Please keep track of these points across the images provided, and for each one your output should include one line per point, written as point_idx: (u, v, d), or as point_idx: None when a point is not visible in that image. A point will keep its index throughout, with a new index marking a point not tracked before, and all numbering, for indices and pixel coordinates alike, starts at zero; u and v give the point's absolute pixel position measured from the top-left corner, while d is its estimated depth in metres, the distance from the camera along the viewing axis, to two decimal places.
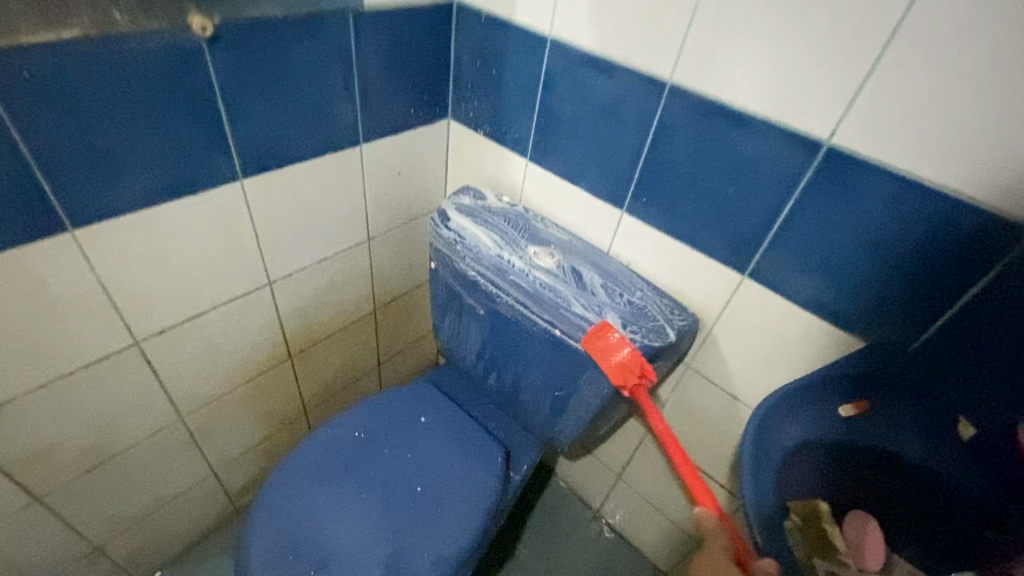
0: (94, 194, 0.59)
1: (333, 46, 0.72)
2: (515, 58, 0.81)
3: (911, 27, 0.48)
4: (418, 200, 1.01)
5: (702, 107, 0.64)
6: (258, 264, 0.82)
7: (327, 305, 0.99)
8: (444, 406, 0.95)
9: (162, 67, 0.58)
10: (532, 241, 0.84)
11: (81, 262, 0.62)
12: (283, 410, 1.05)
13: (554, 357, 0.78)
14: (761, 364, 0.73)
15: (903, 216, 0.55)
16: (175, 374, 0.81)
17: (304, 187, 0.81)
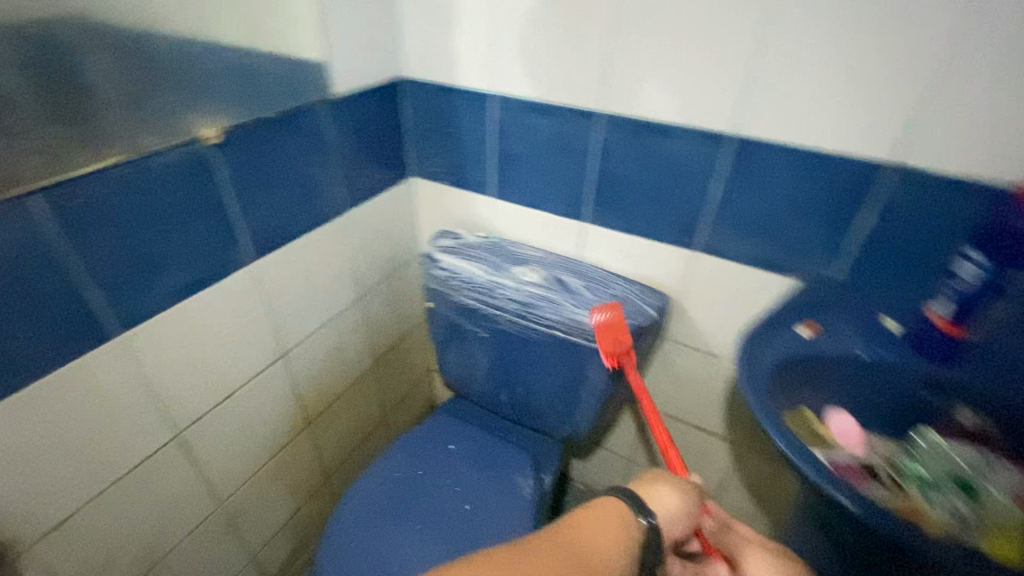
0: (136, 299, 0.65)
1: (312, 132, 0.82)
2: (465, 115, 0.93)
3: (771, 43, 0.66)
4: (398, 252, 1.10)
5: (633, 126, 0.80)
6: (271, 339, 0.87)
7: (335, 367, 1.04)
8: (467, 434, 1.04)
9: (185, 177, 0.66)
10: (514, 263, 0.96)
11: (126, 364, 0.67)
12: (308, 479, 1.07)
13: (559, 356, 0.90)
14: (727, 320, 0.89)
15: (802, 177, 0.72)
16: (210, 460, 0.84)
17: (302, 260, 0.88)
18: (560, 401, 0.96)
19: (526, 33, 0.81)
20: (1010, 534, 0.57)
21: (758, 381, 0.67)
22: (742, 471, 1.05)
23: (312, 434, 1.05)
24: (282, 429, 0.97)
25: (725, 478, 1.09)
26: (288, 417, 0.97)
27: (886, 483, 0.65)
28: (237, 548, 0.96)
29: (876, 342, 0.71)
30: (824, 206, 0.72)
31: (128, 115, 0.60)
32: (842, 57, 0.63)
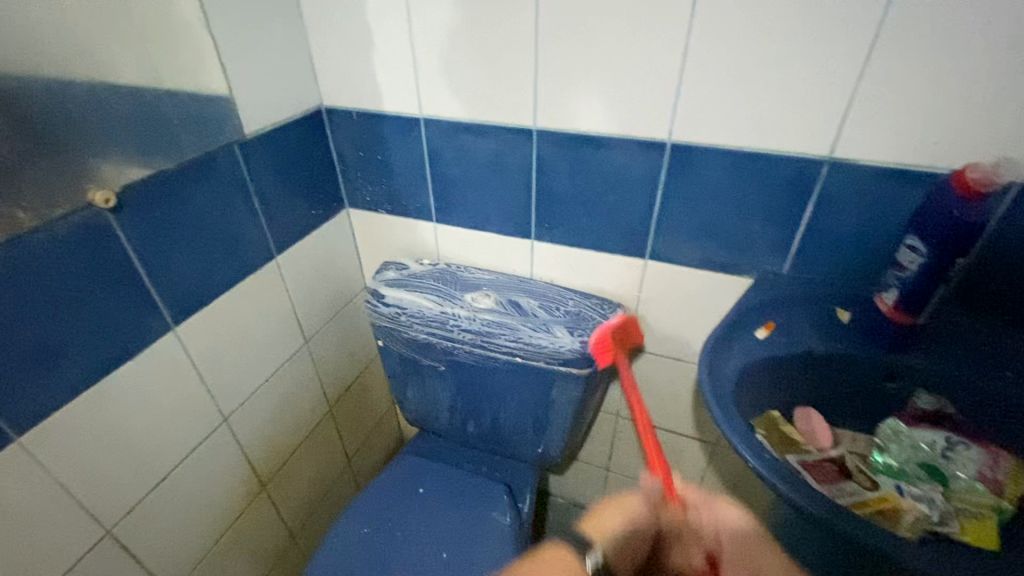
0: (35, 394, 0.57)
1: (227, 177, 0.75)
2: (395, 141, 0.88)
3: (697, 48, 0.64)
4: (340, 288, 1.04)
5: (570, 141, 0.77)
6: (208, 405, 0.80)
7: (285, 421, 0.97)
8: (437, 472, 0.98)
9: (78, 249, 0.58)
10: (465, 289, 0.91)
11: (34, 468, 0.59)
12: (271, 543, 1.00)
13: (523, 381, 0.86)
14: (686, 324, 0.87)
15: (743, 177, 0.71)
16: (154, 549, 0.76)
17: (233, 315, 0.81)
18: (526, 426, 0.93)
19: (448, 51, 0.76)
20: (980, 518, 0.57)
21: (724, 395, 0.65)
22: (717, 468, 1.05)
23: (268, 497, 0.96)
24: (234, 497, 0.89)
25: (702, 477, 1.09)
26: (238, 484, 0.89)
27: (860, 479, 0.64)
28: None
29: (831, 335, 0.71)
30: (767, 204, 0.71)
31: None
32: (772, 58, 0.62)
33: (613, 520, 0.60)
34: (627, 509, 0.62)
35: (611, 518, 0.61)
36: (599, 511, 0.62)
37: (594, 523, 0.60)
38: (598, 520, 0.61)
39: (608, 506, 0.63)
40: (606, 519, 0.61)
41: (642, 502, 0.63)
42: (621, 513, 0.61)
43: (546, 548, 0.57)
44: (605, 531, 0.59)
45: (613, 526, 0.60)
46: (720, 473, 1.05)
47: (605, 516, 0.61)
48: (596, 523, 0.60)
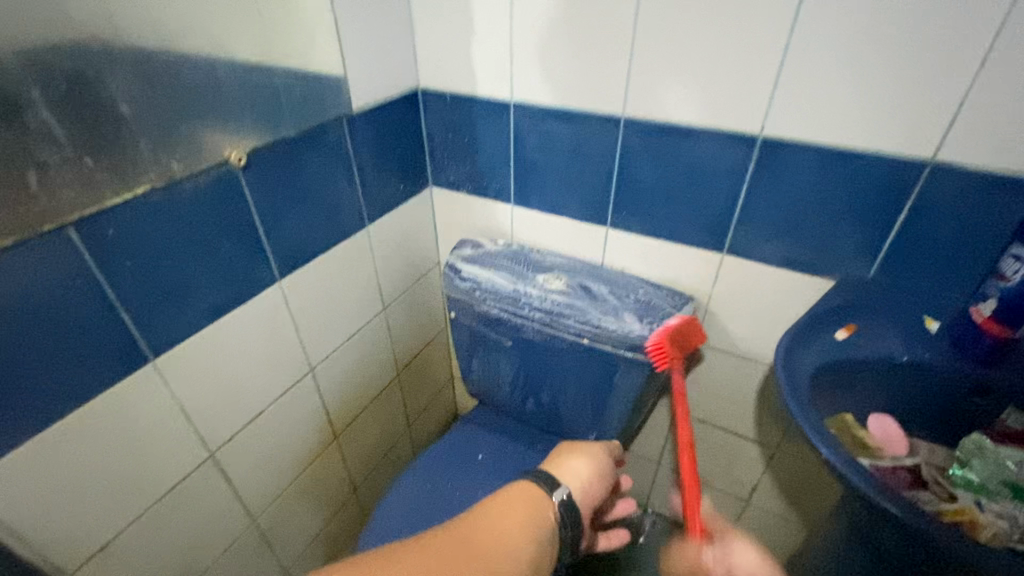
0: (170, 322, 0.66)
1: (334, 149, 0.82)
2: (483, 124, 0.93)
3: (799, 42, 0.64)
4: (418, 262, 1.10)
5: (656, 131, 0.79)
6: (299, 355, 0.88)
7: (360, 379, 1.04)
8: (494, 444, 1.03)
9: (212, 199, 0.66)
10: (537, 271, 0.95)
11: (162, 387, 0.67)
12: (337, 491, 1.08)
13: (587, 364, 0.89)
14: (757, 323, 0.87)
15: (835, 176, 0.70)
16: (244, 476, 0.85)
17: (327, 275, 0.88)
18: (584, 410, 0.96)
19: (545, 38, 0.79)
20: None
21: (800, 388, 0.65)
22: (773, 473, 1.04)
23: (338, 448, 1.04)
24: (310, 443, 0.97)
25: (757, 481, 1.08)
26: (315, 431, 0.97)
27: (936, 490, 0.65)
28: (270, 564, 0.96)
29: (917, 343, 0.70)
30: (858, 205, 0.70)
31: (156, 140, 0.60)
32: (877, 55, 0.61)
33: (581, 464, 0.71)
34: (593, 458, 0.73)
35: (577, 462, 0.71)
36: (567, 455, 0.72)
37: (565, 463, 0.70)
38: (567, 465, 0.70)
39: (574, 455, 0.72)
40: (572, 465, 0.70)
41: (602, 458, 0.73)
42: (586, 458, 0.72)
43: (522, 483, 0.65)
44: (573, 474, 0.69)
45: (580, 468, 0.70)
46: (775, 477, 1.04)
47: (574, 460, 0.71)
48: (562, 464, 0.71)
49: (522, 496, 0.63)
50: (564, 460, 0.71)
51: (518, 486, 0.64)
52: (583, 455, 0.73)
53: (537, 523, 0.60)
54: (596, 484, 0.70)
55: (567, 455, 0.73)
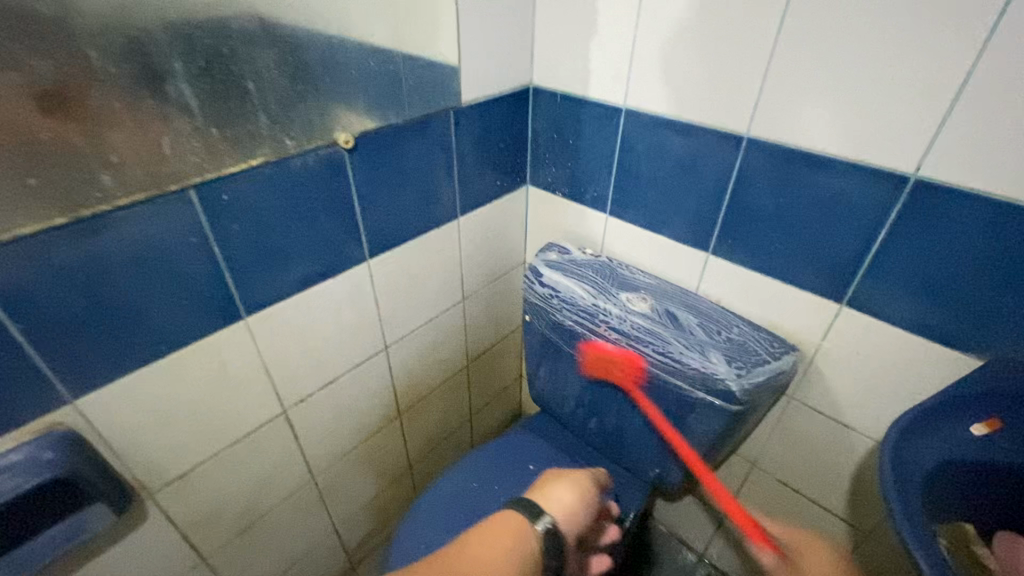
0: (265, 285, 0.70)
1: (438, 139, 0.83)
2: (591, 128, 0.89)
3: (988, 71, 0.52)
4: (503, 258, 1.09)
5: (782, 156, 0.70)
6: (376, 332, 0.91)
7: (431, 364, 1.06)
8: (550, 456, 1.00)
9: (318, 177, 0.69)
10: (623, 288, 0.89)
11: (249, 343, 0.72)
12: (394, 464, 1.12)
13: (660, 397, 0.82)
14: (871, 390, 0.76)
15: (1006, 238, 0.57)
16: (312, 435, 0.90)
17: (414, 260, 0.90)
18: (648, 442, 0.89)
19: (671, 43, 0.73)
20: None
21: (912, 489, 0.58)
22: (861, 558, 0.92)
23: (400, 425, 1.08)
24: (375, 415, 1.01)
25: None
26: (381, 405, 1.00)
27: None
28: (324, 520, 1.02)
29: None
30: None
31: (274, 116, 0.63)
32: None
33: (565, 491, 0.67)
34: (575, 483, 0.68)
35: (559, 488, 0.67)
36: (548, 482, 0.69)
37: (545, 491, 0.66)
38: (547, 491, 0.67)
39: (555, 480, 0.69)
40: (554, 492, 0.66)
41: (586, 481, 0.69)
42: (568, 483, 0.68)
43: (500, 511, 0.62)
44: (556, 500, 0.65)
45: (563, 495, 0.66)
46: (862, 563, 0.91)
47: (555, 487, 0.67)
48: (541, 491, 0.67)
49: (504, 525, 0.60)
50: (547, 485, 0.67)
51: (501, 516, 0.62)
52: (566, 481, 0.69)
53: (518, 552, 0.57)
54: (581, 509, 0.66)
55: (548, 481, 0.69)
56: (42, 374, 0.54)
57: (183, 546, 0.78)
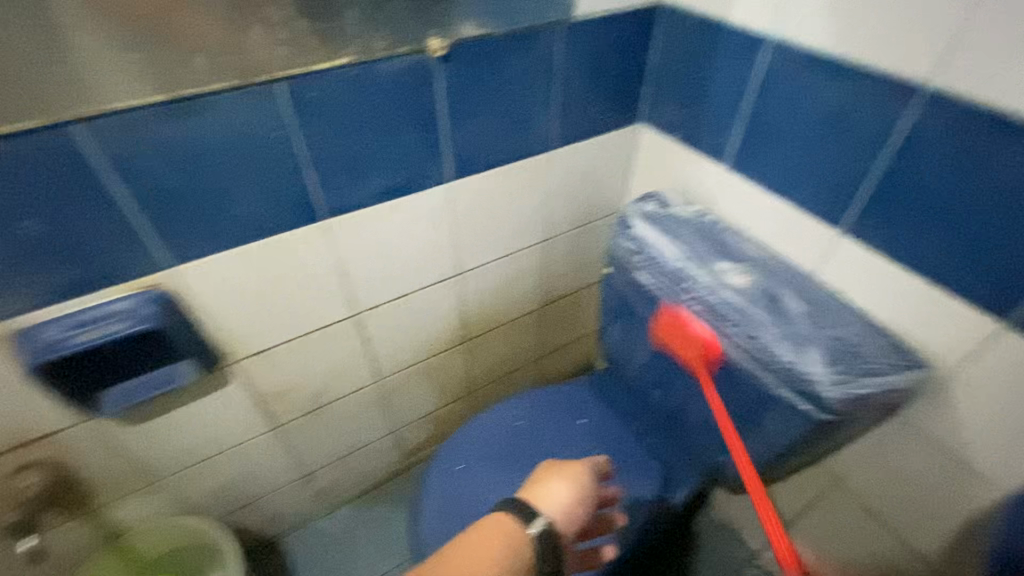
0: (344, 191, 0.71)
1: (542, 60, 0.75)
2: (724, 62, 0.75)
3: None
4: (598, 202, 1.01)
5: (971, 120, 0.53)
6: (452, 257, 0.90)
7: (504, 298, 1.05)
8: (606, 416, 0.96)
9: (406, 86, 0.67)
10: (720, 256, 0.77)
11: (325, 244, 0.75)
12: (456, 386, 1.15)
13: (736, 386, 0.73)
14: (1015, 435, 0.61)
15: None
16: (380, 342, 0.94)
17: (500, 189, 0.86)
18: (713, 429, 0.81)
19: None
20: None
21: None
22: None
23: (466, 351, 1.10)
24: (442, 337, 1.03)
25: None
26: (449, 328, 1.02)
27: None
28: (385, 420, 1.10)
29: None
30: None
31: None
32: None
33: (560, 490, 0.60)
34: (575, 479, 0.62)
35: (557, 486, 0.60)
36: (543, 481, 0.61)
37: (542, 491, 0.59)
38: (544, 490, 0.60)
39: (551, 480, 0.61)
40: (551, 490, 0.60)
41: (585, 474, 0.63)
42: (567, 481, 0.61)
43: (494, 512, 0.56)
44: (550, 499, 0.59)
45: (560, 493, 0.60)
46: None
47: (553, 483, 0.61)
48: (537, 490, 0.60)
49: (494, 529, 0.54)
50: (538, 486, 0.60)
51: (489, 518, 0.55)
52: (560, 477, 0.62)
53: (514, 562, 0.51)
54: (582, 506, 0.60)
55: (534, 488, 0.60)
56: (146, 237, 0.61)
57: (259, 411, 0.88)
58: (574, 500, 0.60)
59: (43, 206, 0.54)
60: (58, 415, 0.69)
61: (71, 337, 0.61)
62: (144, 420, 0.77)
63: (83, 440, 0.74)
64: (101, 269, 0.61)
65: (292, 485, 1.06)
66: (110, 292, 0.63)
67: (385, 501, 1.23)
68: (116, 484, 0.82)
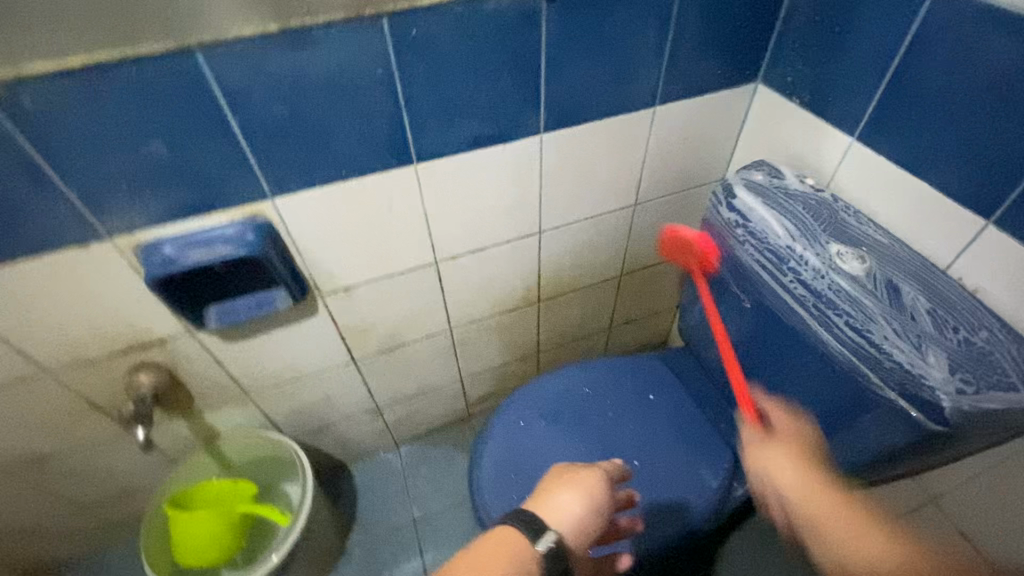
0: (437, 135, 0.71)
1: (657, 4, 0.68)
2: (873, 12, 0.64)
3: None
4: (695, 169, 0.94)
5: None
6: (536, 213, 0.88)
7: (583, 262, 1.02)
8: (677, 394, 0.93)
9: (510, 27, 0.64)
10: (835, 237, 0.69)
11: (415, 189, 0.76)
12: (524, 344, 1.16)
13: (834, 381, 0.67)
14: None
15: None
16: (456, 292, 0.95)
17: (593, 146, 0.82)
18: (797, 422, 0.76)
19: None
20: None
21: None
22: None
23: (539, 312, 1.09)
24: (516, 294, 1.02)
25: None
26: (524, 286, 1.01)
27: None
28: (453, 368, 1.13)
29: None
30: None
31: None
32: None
33: (570, 501, 0.54)
34: (588, 488, 0.55)
35: (567, 495, 0.54)
36: (551, 490, 0.55)
37: (551, 501, 0.53)
38: (553, 501, 0.53)
39: (560, 488, 0.55)
40: (562, 501, 0.53)
41: (600, 481, 0.56)
42: (578, 489, 0.55)
43: (500, 527, 0.50)
44: (559, 511, 0.52)
45: (571, 503, 0.53)
46: None
47: (563, 493, 0.54)
48: (546, 501, 0.54)
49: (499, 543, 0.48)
50: (547, 495, 0.54)
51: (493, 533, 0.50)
52: (570, 485, 0.55)
53: None
54: (595, 517, 0.54)
55: (544, 498, 0.54)
56: (253, 167, 0.64)
57: (340, 344, 0.93)
58: (805, 496, 0.55)
59: (167, 129, 0.58)
60: (171, 324, 0.76)
61: (184, 255, 0.66)
62: (241, 339, 0.83)
63: (189, 350, 0.81)
64: (212, 195, 0.65)
65: (363, 417, 1.13)
66: (220, 217, 0.68)
67: (445, 445, 1.29)
68: (215, 393, 0.91)
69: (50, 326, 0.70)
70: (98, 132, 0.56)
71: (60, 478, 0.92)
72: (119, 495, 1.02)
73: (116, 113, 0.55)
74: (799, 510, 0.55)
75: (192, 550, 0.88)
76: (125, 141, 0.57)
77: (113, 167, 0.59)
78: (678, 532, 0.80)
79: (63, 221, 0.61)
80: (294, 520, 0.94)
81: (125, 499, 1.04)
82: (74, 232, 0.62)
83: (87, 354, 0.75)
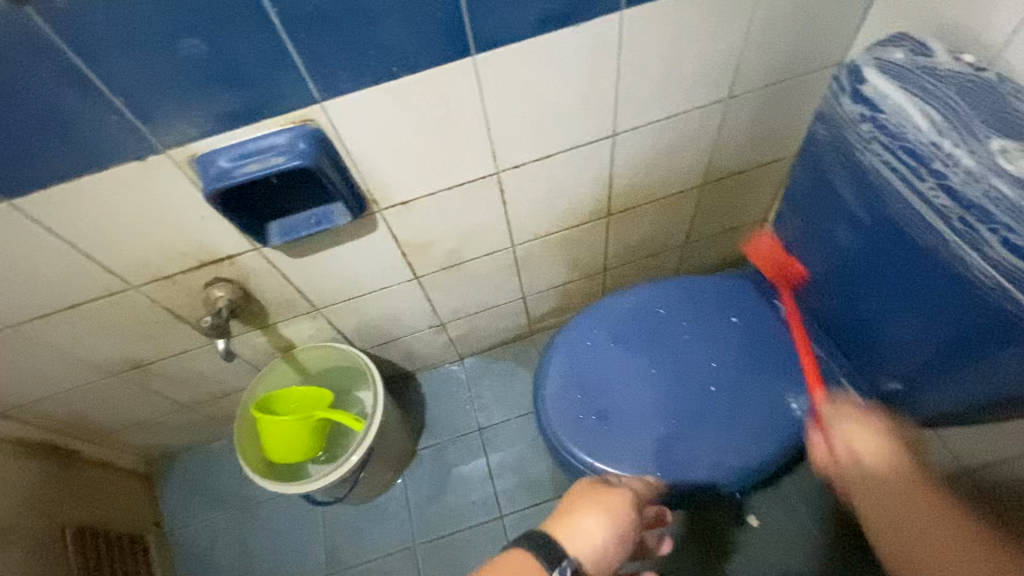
0: (498, 19, 0.61)
1: None
2: None
3: None
4: (807, 49, 0.78)
5: None
6: (609, 113, 0.77)
7: (660, 170, 0.91)
8: (762, 318, 0.85)
9: None
10: (999, 127, 0.54)
11: (473, 87, 0.67)
12: (591, 262, 1.09)
13: (969, 308, 0.56)
14: None
15: None
16: (519, 205, 0.88)
17: (685, 24, 0.68)
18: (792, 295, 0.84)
19: None
20: None
21: None
22: None
23: (608, 225, 1.00)
24: (585, 207, 0.94)
25: None
26: (592, 198, 0.92)
27: None
28: (515, 285, 1.09)
29: None
30: None
31: None
32: None
33: (593, 526, 0.50)
34: (613, 512, 0.51)
35: (591, 521, 0.50)
36: (574, 512, 0.51)
37: (574, 525, 0.49)
38: (576, 524, 0.49)
39: (585, 510, 0.51)
40: (587, 526, 0.49)
41: (625, 507, 0.52)
42: (604, 515, 0.51)
43: (516, 547, 0.46)
44: (584, 537, 0.49)
45: (595, 531, 0.49)
46: None
47: (587, 516, 0.50)
48: (569, 521, 0.49)
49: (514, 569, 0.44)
50: (572, 517, 0.50)
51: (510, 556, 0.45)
52: (597, 509, 0.51)
53: None
54: (617, 547, 0.50)
55: (570, 518, 0.50)
56: (298, 65, 0.58)
57: (400, 261, 0.91)
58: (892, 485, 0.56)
59: (201, 24, 0.52)
60: (235, 240, 0.76)
61: (239, 167, 0.63)
62: (305, 254, 0.83)
63: (256, 266, 0.82)
64: (258, 102, 0.60)
65: (427, 331, 1.14)
66: (269, 124, 0.63)
67: (507, 359, 1.29)
68: (285, 307, 0.93)
69: (125, 242, 0.72)
70: (132, 32, 0.51)
71: (156, 380, 1.00)
72: (212, 396, 1.11)
73: (146, 8, 0.50)
74: (867, 492, 0.57)
75: (282, 447, 0.96)
76: (162, 42, 0.53)
77: (155, 71, 0.55)
78: (756, 459, 0.76)
79: (116, 133, 0.59)
80: (369, 425, 0.98)
81: (219, 400, 1.13)
82: (129, 144, 0.60)
83: (161, 269, 0.78)
